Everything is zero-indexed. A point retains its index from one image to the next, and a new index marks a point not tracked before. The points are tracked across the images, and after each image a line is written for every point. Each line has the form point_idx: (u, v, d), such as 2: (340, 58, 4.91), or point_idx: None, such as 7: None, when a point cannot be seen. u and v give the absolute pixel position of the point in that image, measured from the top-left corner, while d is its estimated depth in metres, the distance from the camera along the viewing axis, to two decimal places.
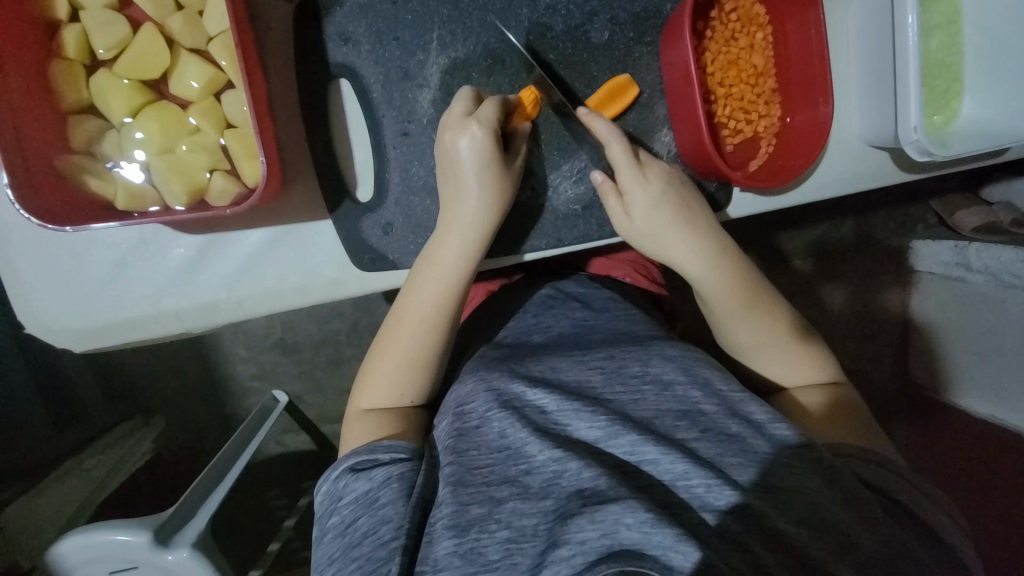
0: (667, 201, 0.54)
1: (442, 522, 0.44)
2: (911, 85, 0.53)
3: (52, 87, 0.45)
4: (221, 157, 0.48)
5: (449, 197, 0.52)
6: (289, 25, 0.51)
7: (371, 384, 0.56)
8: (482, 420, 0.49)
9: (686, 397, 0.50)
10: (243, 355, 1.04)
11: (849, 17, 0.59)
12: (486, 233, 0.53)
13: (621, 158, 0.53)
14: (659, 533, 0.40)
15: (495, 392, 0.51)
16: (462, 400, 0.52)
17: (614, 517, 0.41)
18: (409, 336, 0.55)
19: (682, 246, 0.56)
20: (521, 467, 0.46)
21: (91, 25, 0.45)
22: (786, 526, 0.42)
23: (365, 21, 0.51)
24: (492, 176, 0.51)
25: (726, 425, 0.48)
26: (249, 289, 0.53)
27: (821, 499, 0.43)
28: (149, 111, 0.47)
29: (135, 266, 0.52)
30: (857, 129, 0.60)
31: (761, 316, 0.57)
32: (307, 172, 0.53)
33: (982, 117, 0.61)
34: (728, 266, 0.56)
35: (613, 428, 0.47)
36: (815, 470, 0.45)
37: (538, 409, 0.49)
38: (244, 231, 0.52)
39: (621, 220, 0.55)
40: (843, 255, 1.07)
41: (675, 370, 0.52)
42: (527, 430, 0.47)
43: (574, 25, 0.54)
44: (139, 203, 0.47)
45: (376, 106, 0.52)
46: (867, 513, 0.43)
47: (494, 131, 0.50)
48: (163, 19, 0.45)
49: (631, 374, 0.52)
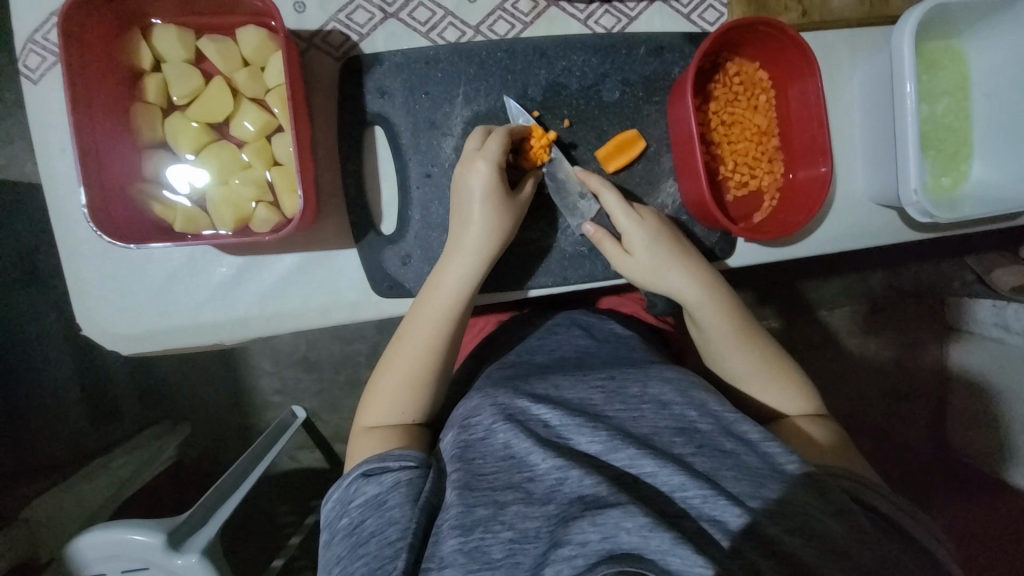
0: (661, 239, 0.57)
1: (449, 522, 0.46)
2: (911, 148, 0.55)
3: (132, 126, 0.52)
4: (266, 189, 0.54)
5: (455, 220, 0.56)
6: (334, 78, 0.57)
7: (378, 398, 0.58)
8: (488, 431, 0.52)
9: (682, 415, 0.52)
10: (269, 369, 1.08)
11: (853, 84, 0.63)
12: (500, 239, 0.56)
13: (614, 204, 0.56)
14: (656, 536, 0.42)
15: (502, 406, 0.53)
16: (468, 414, 0.54)
17: (615, 521, 0.43)
18: (422, 347, 0.57)
19: (679, 279, 0.58)
20: (525, 473, 0.48)
21: (170, 75, 0.52)
22: (780, 535, 0.43)
23: (401, 77, 0.58)
24: (500, 201, 0.55)
25: (721, 442, 0.50)
26: (278, 308, 0.59)
27: (817, 513, 0.44)
28: (210, 148, 0.54)
29: (189, 279, 0.58)
30: (862, 188, 0.63)
31: (742, 339, 0.58)
32: (339, 207, 0.58)
33: (993, 180, 0.63)
34: (718, 298, 0.58)
35: (610, 442, 0.49)
36: (815, 500, 0.45)
37: (542, 423, 0.52)
38: (279, 254, 0.58)
39: (619, 259, 0.58)
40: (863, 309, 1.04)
41: (671, 391, 0.54)
42: (530, 440, 0.50)
43: (587, 84, 0.59)
44: (194, 226, 0.54)
45: (405, 151, 0.58)
46: (853, 521, 0.44)
47: (493, 168, 0.54)
48: (231, 73, 0.53)
49: (630, 394, 0.54)
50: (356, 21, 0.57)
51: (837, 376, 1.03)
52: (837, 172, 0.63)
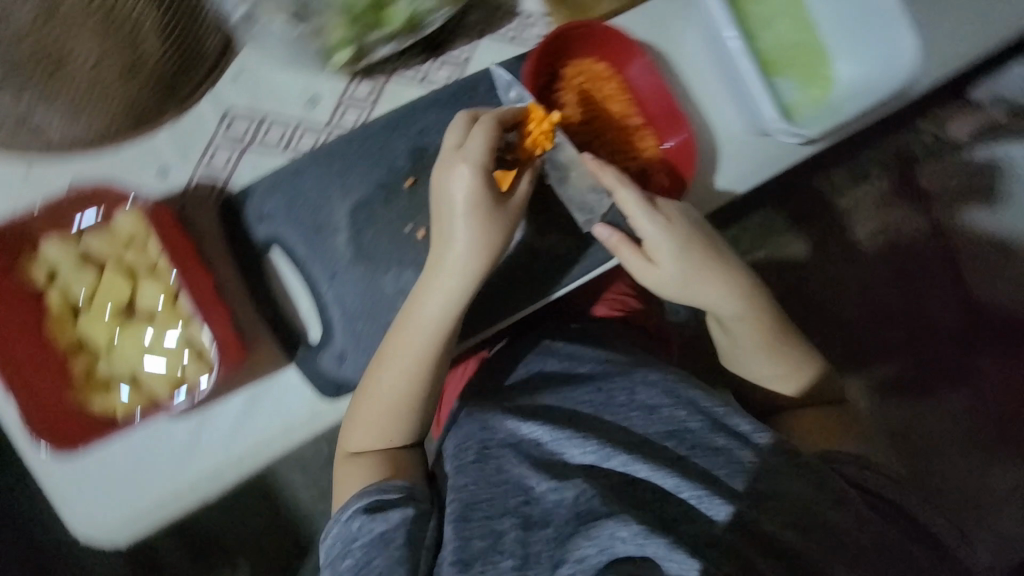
0: (693, 241, 0.59)
1: (449, 558, 0.48)
2: (755, 86, 0.59)
3: (49, 341, 0.55)
4: (189, 347, 0.56)
5: (440, 235, 0.55)
6: (216, 223, 0.60)
7: (362, 427, 0.56)
8: (482, 457, 0.54)
9: (673, 416, 0.54)
10: (304, 480, 1.02)
11: (690, 37, 0.64)
12: (469, 268, 0.55)
13: (636, 207, 0.57)
14: (652, 543, 0.44)
15: (494, 435, 0.55)
16: (462, 445, 0.57)
17: (609, 532, 0.45)
18: (405, 391, 0.56)
19: (695, 285, 0.60)
20: (522, 495, 0.50)
21: (68, 284, 0.56)
22: (775, 529, 0.45)
23: (275, 198, 0.60)
24: (484, 210, 0.54)
25: (711, 439, 0.51)
26: (244, 447, 0.60)
27: (812, 504, 0.46)
28: (127, 331, 0.56)
29: (148, 450, 0.59)
30: (739, 127, 0.64)
31: (751, 334, 0.61)
32: (264, 334, 0.60)
33: (858, 75, 0.64)
34: (735, 301, 0.61)
35: (603, 451, 0.51)
36: (797, 474, 0.47)
37: (534, 442, 0.54)
38: (225, 399, 0.60)
39: (645, 265, 0.59)
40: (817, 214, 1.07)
41: (658, 394, 0.56)
42: (526, 465, 0.52)
43: (446, 138, 0.62)
44: (136, 406, 0.56)
45: (304, 261, 0.60)
46: (852, 511, 0.46)
47: (481, 166, 0.53)
48: (119, 258, 0.56)
49: (617, 403, 0.56)
50: (217, 165, 0.60)
51: (821, 283, 1.06)
52: (710, 123, 0.64)
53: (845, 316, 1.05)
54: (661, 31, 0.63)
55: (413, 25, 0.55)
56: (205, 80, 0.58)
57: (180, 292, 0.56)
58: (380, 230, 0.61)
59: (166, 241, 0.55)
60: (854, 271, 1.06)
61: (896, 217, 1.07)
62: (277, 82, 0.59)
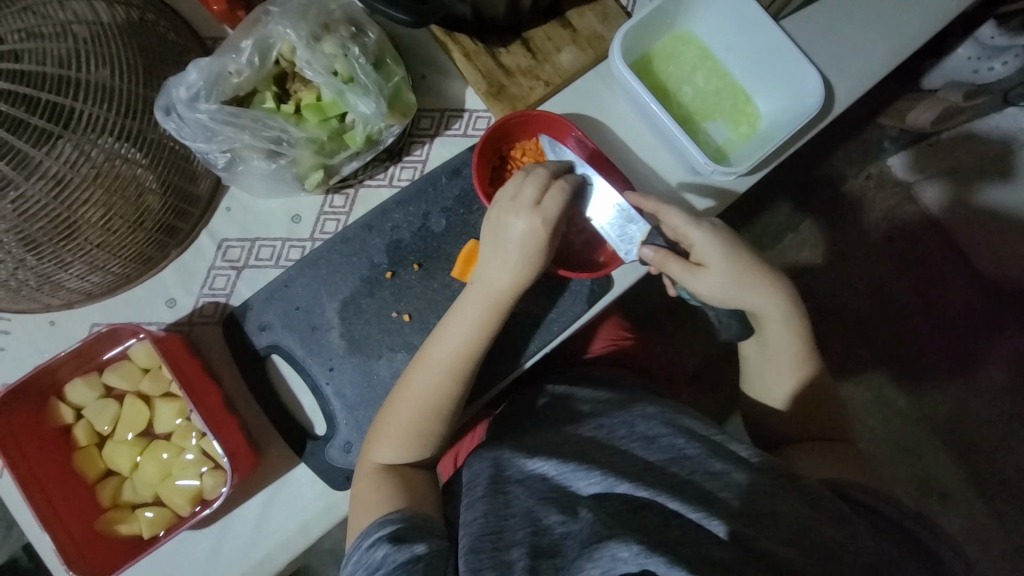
0: (735, 245, 0.59)
1: None
2: (682, 137, 0.65)
3: (80, 472, 0.60)
4: (202, 460, 0.60)
5: (493, 259, 0.58)
6: (222, 340, 0.67)
7: (388, 442, 0.56)
8: (488, 491, 0.51)
9: (673, 445, 0.49)
10: None
11: (619, 102, 0.71)
12: (502, 306, 0.58)
13: (680, 218, 0.59)
14: (653, 561, 0.38)
15: (503, 466, 0.53)
16: (474, 478, 0.54)
17: (610, 552, 0.39)
18: (430, 413, 0.56)
19: (741, 287, 0.58)
20: (531, 527, 0.46)
21: (92, 417, 0.61)
22: (773, 548, 0.39)
23: (272, 309, 0.66)
24: (540, 253, 0.57)
25: (709, 464, 0.46)
26: (265, 549, 0.62)
27: (806, 519, 0.41)
28: (146, 453, 0.61)
29: (173, 565, 0.62)
30: (680, 171, 0.69)
31: (785, 338, 0.59)
32: (275, 435, 0.65)
33: (778, 107, 0.71)
34: (778, 306, 0.59)
35: (607, 480, 0.46)
36: (790, 493, 0.43)
37: (541, 475, 0.50)
38: (242, 503, 0.63)
39: (688, 269, 0.58)
40: (802, 221, 1.09)
41: (658, 424, 0.52)
42: (531, 498, 0.48)
43: (417, 228, 0.68)
44: (159, 524, 0.59)
45: (302, 361, 0.65)
46: (851, 527, 0.42)
47: (552, 224, 0.57)
48: (137, 386, 0.61)
49: (621, 438, 0.52)
50: (219, 287, 0.68)
51: (816, 291, 1.07)
52: (652, 174, 0.70)
53: (843, 317, 1.06)
54: (590, 102, 0.71)
55: (372, 142, 0.64)
56: (203, 216, 0.68)
57: (191, 414, 0.60)
58: (368, 320, 0.66)
59: (177, 368, 0.60)
60: (845, 271, 1.08)
61: (875, 212, 1.08)
62: (260, 210, 0.69)
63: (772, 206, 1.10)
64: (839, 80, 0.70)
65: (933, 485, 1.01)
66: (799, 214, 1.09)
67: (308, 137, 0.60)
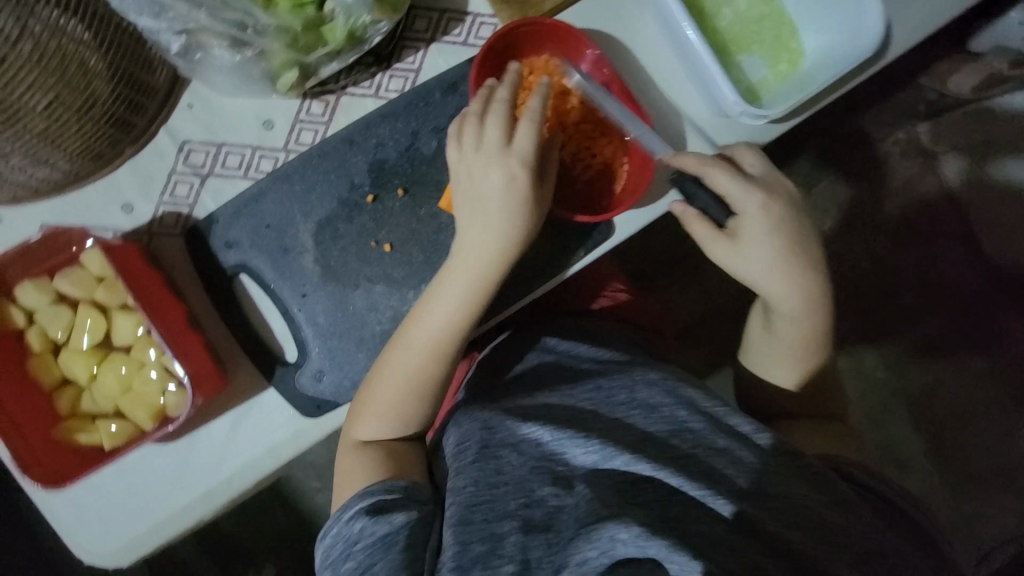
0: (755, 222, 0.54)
1: (448, 566, 0.42)
2: (714, 66, 0.57)
3: (34, 377, 0.57)
4: (165, 377, 0.57)
5: (465, 227, 0.54)
6: (185, 255, 0.61)
7: (371, 396, 0.54)
8: (482, 456, 0.48)
9: (675, 417, 0.47)
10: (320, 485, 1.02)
11: (648, 20, 0.61)
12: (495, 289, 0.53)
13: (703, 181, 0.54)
14: (654, 546, 0.37)
15: (495, 433, 0.49)
16: (463, 441, 0.50)
17: (609, 534, 0.38)
18: (413, 377, 0.53)
19: (756, 265, 0.54)
20: (524, 499, 0.44)
21: (45, 322, 0.57)
22: (775, 528, 0.39)
23: (241, 224, 0.61)
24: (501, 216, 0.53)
25: (713, 439, 0.45)
26: (234, 467, 0.61)
27: (808, 501, 0.41)
28: (104, 364, 0.58)
29: (140, 475, 0.61)
30: (705, 109, 0.61)
31: (790, 330, 0.56)
32: (243, 358, 0.62)
33: (827, 43, 0.61)
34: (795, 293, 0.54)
35: (605, 450, 0.44)
36: (797, 473, 0.42)
37: (534, 442, 0.47)
38: (209, 421, 0.61)
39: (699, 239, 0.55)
40: (818, 181, 1.02)
41: (659, 393, 0.50)
42: (525, 466, 0.46)
43: (404, 147, 0.61)
44: (119, 437, 0.57)
45: (275, 285, 0.61)
46: (852, 511, 0.41)
47: (529, 165, 0.53)
48: (90, 294, 0.57)
49: (617, 402, 0.50)
50: (181, 195, 0.62)
51: (825, 258, 1.03)
52: (673, 110, 0.62)
53: (846, 286, 1.03)
54: (614, 17, 0.61)
55: (356, 40, 0.55)
56: (163, 104, 0.60)
57: (149, 328, 0.56)
58: (346, 247, 0.61)
59: (133, 281, 0.56)
60: (859, 239, 1.03)
61: (900, 180, 1.01)
62: (227, 111, 0.62)
63: (792, 161, 1.02)
64: (902, 17, 0.61)
65: (901, 457, 1.02)
66: (817, 174, 1.02)
67: (280, 26, 0.51)
